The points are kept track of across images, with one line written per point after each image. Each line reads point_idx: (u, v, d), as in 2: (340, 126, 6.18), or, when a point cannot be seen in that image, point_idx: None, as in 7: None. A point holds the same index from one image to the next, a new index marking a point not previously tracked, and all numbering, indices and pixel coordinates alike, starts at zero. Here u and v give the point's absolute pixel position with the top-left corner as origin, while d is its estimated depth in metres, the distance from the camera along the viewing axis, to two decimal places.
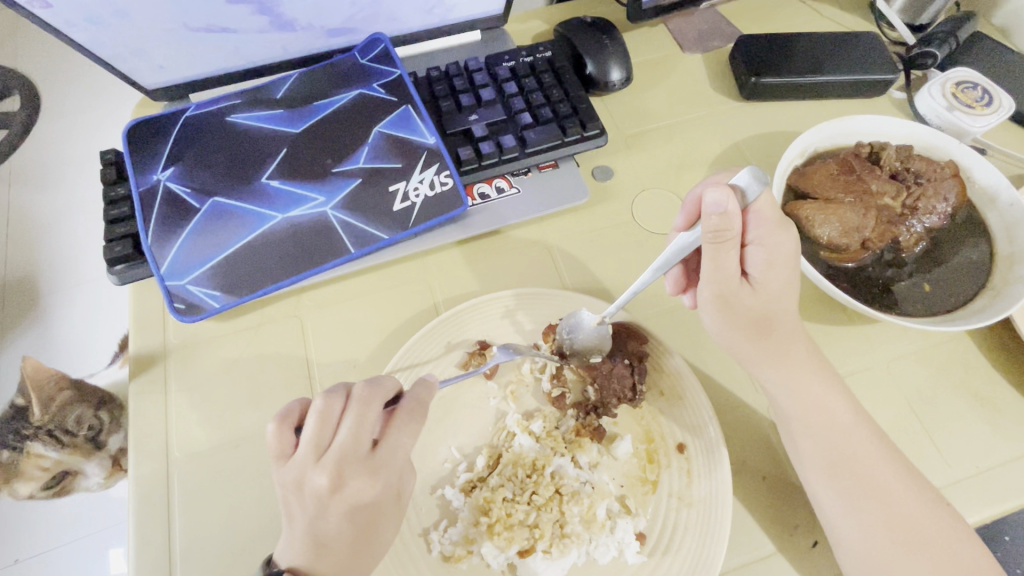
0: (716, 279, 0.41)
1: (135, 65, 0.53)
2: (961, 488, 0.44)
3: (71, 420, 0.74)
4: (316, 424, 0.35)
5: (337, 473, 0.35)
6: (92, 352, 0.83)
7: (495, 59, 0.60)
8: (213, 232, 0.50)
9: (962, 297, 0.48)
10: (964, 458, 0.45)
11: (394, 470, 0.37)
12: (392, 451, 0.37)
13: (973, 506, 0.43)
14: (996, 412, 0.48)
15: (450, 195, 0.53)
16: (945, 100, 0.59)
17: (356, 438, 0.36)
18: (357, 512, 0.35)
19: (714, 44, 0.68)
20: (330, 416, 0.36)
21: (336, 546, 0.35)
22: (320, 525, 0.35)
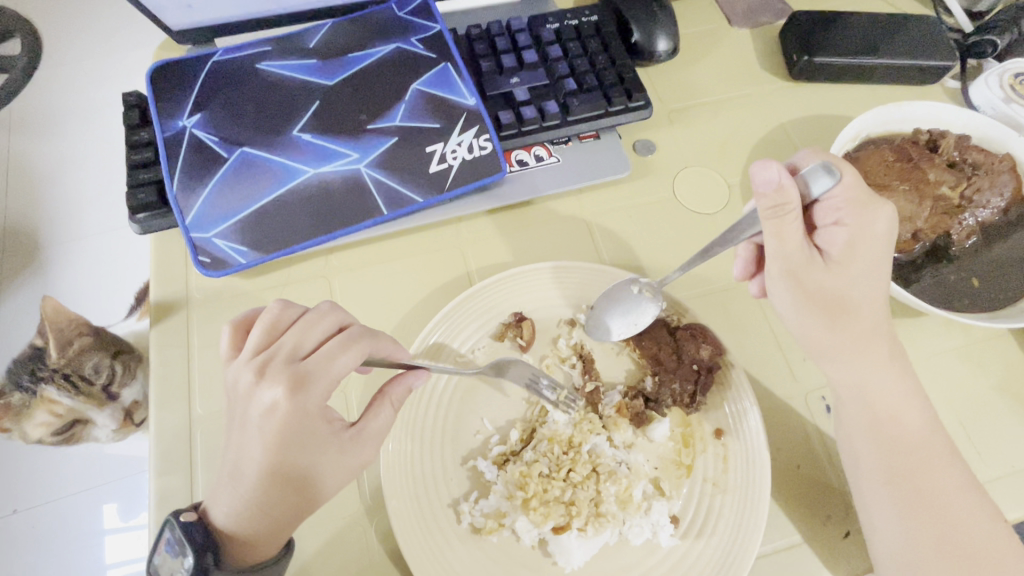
0: (789, 254, 0.39)
1: (163, 4, 0.50)
2: (997, 486, 0.44)
3: (88, 368, 0.73)
4: (263, 328, 0.35)
5: (262, 374, 0.33)
6: (107, 303, 0.82)
7: (539, 21, 0.58)
8: (242, 185, 0.48)
9: (1013, 295, 0.46)
10: (1002, 456, 0.45)
11: (318, 387, 0.33)
12: (319, 368, 0.33)
13: (1008, 504, 0.43)
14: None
15: (489, 159, 0.50)
16: (1002, 92, 0.57)
17: (291, 343, 0.34)
18: (273, 422, 0.32)
19: (763, 20, 0.65)
20: (277, 323, 0.35)
21: (252, 466, 0.33)
22: (244, 434, 0.33)
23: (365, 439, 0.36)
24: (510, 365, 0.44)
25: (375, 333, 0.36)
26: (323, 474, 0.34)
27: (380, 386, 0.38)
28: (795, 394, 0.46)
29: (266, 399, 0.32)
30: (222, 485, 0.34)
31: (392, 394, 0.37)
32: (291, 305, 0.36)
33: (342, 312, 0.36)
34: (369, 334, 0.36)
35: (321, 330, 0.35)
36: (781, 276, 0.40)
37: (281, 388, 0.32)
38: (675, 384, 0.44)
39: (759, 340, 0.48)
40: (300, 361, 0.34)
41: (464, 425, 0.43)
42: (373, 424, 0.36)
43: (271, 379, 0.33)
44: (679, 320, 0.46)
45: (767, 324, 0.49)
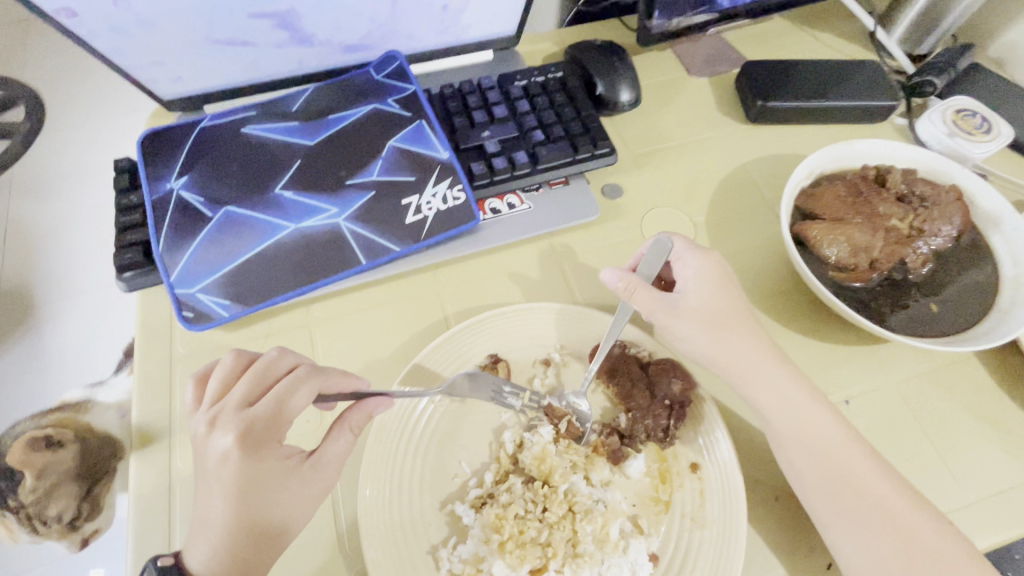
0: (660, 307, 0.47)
1: (152, 76, 0.53)
2: (975, 512, 0.44)
3: (54, 510, 0.69)
4: (216, 378, 0.36)
5: (215, 424, 0.34)
6: (99, 358, 0.83)
7: (508, 79, 0.62)
8: (225, 242, 0.50)
9: (971, 319, 0.48)
10: (977, 480, 0.45)
11: (270, 428, 0.34)
12: (271, 412, 0.34)
13: (990, 528, 0.43)
14: (1008, 434, 0.47)
15: (463, 208, 0.53)
16: (946, 127, 0.61)
17: (242, 391, 0.35)
18: (226, 468, 0.33)
19: (720, 69, 0.70)
20: (229, 373, 0.36)
21: (212, 516, 0.33)
22: (203, 485, 0.33)
23: (326, 469, 0.37)
24: (479, 376, 0.44)
25: (325, 369, 0.38)
26: (288, 509, 0.35)
27: (341, 414, 0.39)
28: None
29: (219, 447, 0.33)
30: (190, 539, 0.33)
31: (350, 421, 0.38)
32: (243, 353, 0.37)
33: (291, 353, 0.38)
34: (319, 373, 0.37)
35: (270, 374, 0.36)
36: (700, 323, 0.46)
37: (231, 435, 0.33)
38: (647, 417, 0.44)
39: None
40: (250, 407, 0.35)
41: (442, 469, 0.43)
42: (332, 451, 0.37)
43: (223, 428, 0.33)
44: (649, 356, 0.48)
45: None
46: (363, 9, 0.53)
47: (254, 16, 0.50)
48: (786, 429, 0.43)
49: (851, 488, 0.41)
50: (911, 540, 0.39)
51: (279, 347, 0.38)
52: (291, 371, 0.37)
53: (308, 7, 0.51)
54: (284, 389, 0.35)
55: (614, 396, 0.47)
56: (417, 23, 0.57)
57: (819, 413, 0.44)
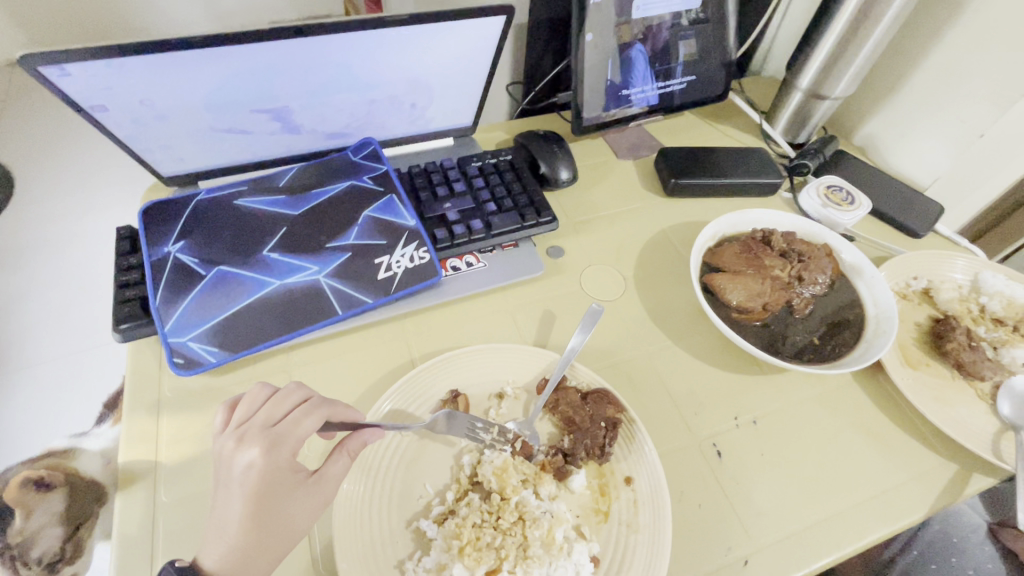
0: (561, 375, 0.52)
1: (160, 157, 0.62)
2: (861, 509, 0.52)
3: (36, 551, 0.77)
4: (244, 405, 0.43)
5: (242, 442, 0.40)
6: (75, 414, 0.89)
7: (465, 160, 0.73)
8: (217, 296, 0.57)
9: (845, 348, 0.59)
10: (860, 482, 0.54)
11: (288, 447, 0.41)
12: (291, 432, 0.41)
13: (874, 523, 0.51)
14: (884, 443, 0.57)
15: (427, 266, 0.62)
16: (819, 200, 0.76)
17: (266, 415, 0.42)
18: (250, 478, 0.39)
19: (642, 153, 0.85)
20: (255, 401, 0.43)
21: (232, 521, 0.38)
22: (224, 493, 0.39)
23: (327, 486, 0.43)
24: (454, 417, 0.51)
25: (333, 401, 0.45)
26: (295, 518, 0.41)
27: (339, 441, 0.45)
28: (692, 443, 0.55)
29: (244, 460, 0.39)
30: (204, 543, 0.38)
31: (348, 446, 0.45)
32: (266, 384, 0.44)
33: (305, 386, 0.45)
34: (328, 403, 0.44)
35: (289, 402, 0.43)
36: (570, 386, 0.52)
37: (257, 450, 0.39)
38: (586, 437, 0.52)
39: (657, 399, 0.57)
40: (272, 426, 0.41)
41: (409, 490, 0.49)
42: (332, 472, 0.44)
43: (249, 444, 0.40)
44: (586, 386, 0.56)
45: (664, 387, 0.58)
46: (347, 106, 0.65)
47: (255, 111, 0.60)
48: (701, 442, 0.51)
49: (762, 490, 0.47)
50: None
51: (296, 380, 0.45)
52: (305, 400, 0.44)
53: (301, 104, 0.61)
54: (302, 414, 0.42)
55: (558, 424, 0.54)
56: (388, 117, 0.69)
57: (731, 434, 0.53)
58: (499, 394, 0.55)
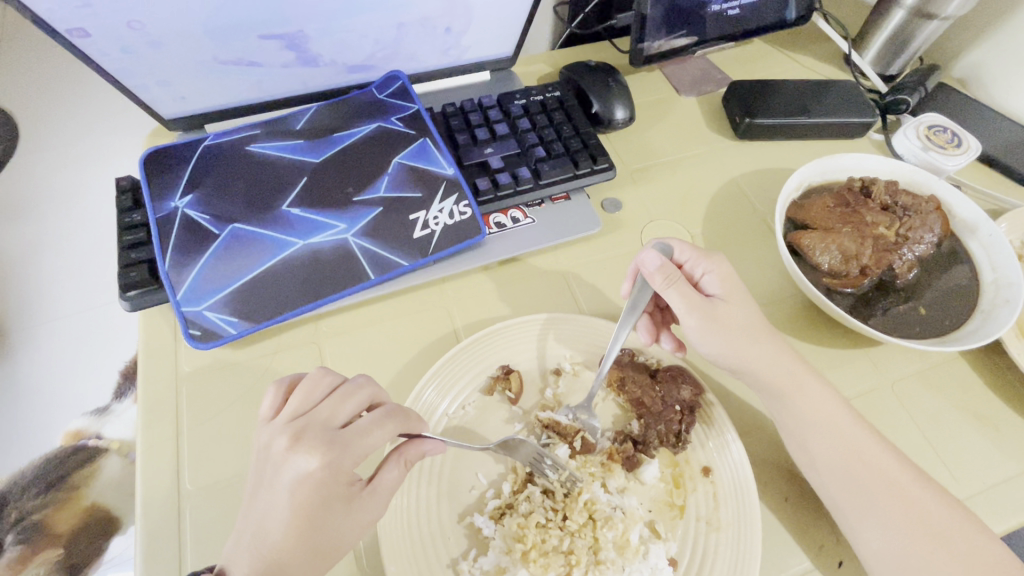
0: (694, 308, 0.45)
1: (159, 96, 0.53)
2: (976, 502, 0.46)
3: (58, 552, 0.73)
4: (302, 394, 0.37)
5: (298, 439, 0.34)
6: (91, 387, 0.84)
7: (507, 97, 0.63)
8: (233, 258, 0.50)
9: (956, 320, 0.51)
10: (972, 472, 0.47)
11: (350, 457, 0.34)
12: (354, 437, 0.35)
13: (990, 521, 0.45)
14: (996, 427, 0.50)
15: (469, 223, 0.54)
16: (920, 141, 0.65)
17: (328, 413, 0.36)
18: (302, 487, 0.33)
19: (707, 88, 0.73)
20: (315, 391, 0.37)
21: (274, 533, 0.33)
22: (269, 495, 0.33)
23: (381, 501, 0.37)
24: (520, 443, 0.43)
25: (406, 411, 0.39)
26: (341, 535, 0.35)
27: (396, 446, 0.39)
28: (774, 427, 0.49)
29: (300, 466, 0.33)
30: (232, 548, 0.33)
31: (407, 454, 0.38)
32: (331, 374, 0.38)
33: (375, 385, 0.39)
34: (400, 412, 0.38)
35: (353, 400, 0.37)
36: (701, 327, 0.45)
37: (317, 456, 0.33)
38: (659, 423, 0.45)
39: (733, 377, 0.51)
40: (333, 427, 0.35)
41: (459, 479, 0.43)
42: (385, 482, 0.37)
43: (307, 447, 0.34)
44: (657, 363, 0.49)
45: None
46: (372, 31, 0.54)
47: (264, 38, 0.50)
48: (802, 416, 0.44)
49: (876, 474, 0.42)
50: (924, 509, 0.41)
51: (366, 376, 0.39)
52: (374, 402, 0.38)
53: (318, 29, 0.51)
54: (370, 423, 0.36)
55: (625, 405, 0.48)
56: (419, 46, 0.59)
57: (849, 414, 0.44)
58: (555, 370, 0.49)
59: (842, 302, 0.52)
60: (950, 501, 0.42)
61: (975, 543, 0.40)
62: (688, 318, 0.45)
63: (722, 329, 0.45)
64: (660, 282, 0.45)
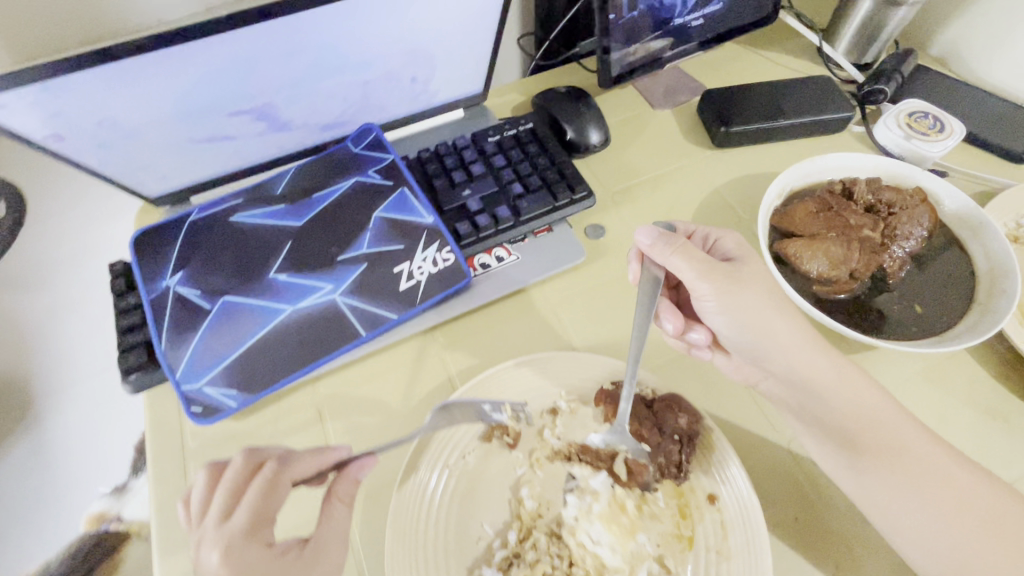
0: (704, 269, 0.46)
1: (141, 179, 0.54)
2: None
3: None
4: (195, 496, 0.37)
5: (202, 544, 0.34)
6: (111, 457, 0.87)
7: (481, 135, 0.64)
8: (226, 331, 0.51)
9: (954, 315, 0.50)
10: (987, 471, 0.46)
11: (254, 538, 0.35)
12: (250, 515, 0.35)
13: None
14: (1007, 420, 0.49)
15: (454, 269, 0.55)
16: (901, 131, 0.64)
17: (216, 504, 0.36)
18: None
19: (681, 99, 0.73)
20: (200, 487, 0.37)
21: None
22: None
23: (323, 549, 0.39)
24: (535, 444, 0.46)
25: (294, 455, 0.40)
26: None
27: (326, 489, 0.41)
28: (777, 445, 0.48)
29: (208, 567, 0.33)
30: None
31: (336, 492, 0.40)
32: (212, 465, 0.38)
33: (258, 451, 0.39)
34: (289, 460, 0.39)
35: (241, 482, 0.37)
36: (714, 289, 0.46)
37: (215, 553, 0.33)
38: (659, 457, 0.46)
39: (733, 396, 0.51)
40: (229, 520, 0.35)
41: (465, 532, 0.43)
42: (329, 532, 0.40)
43: (207, 548, 0.34)
44: (653, 394, 0.49)
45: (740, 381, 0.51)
46: (339, 92, 0.55)
47: (234, 114, 0.51)
48: None
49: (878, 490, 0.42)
50: (931, 520, 0.40)
51: (245, 449, 0.39)
52: (259, 467, 0.38)
53: (285, 99, 0.52)
54: (260, 491, 0.36)
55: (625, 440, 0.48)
56: (389, 97, 0.60)
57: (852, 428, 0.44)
58: (551, 410, 0.49)
59: (835, 309, 0.51)
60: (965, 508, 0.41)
61: (990, 549, 0.39)
62: (697, 279, 0.46)
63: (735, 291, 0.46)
64: (663, 248, 0.46)
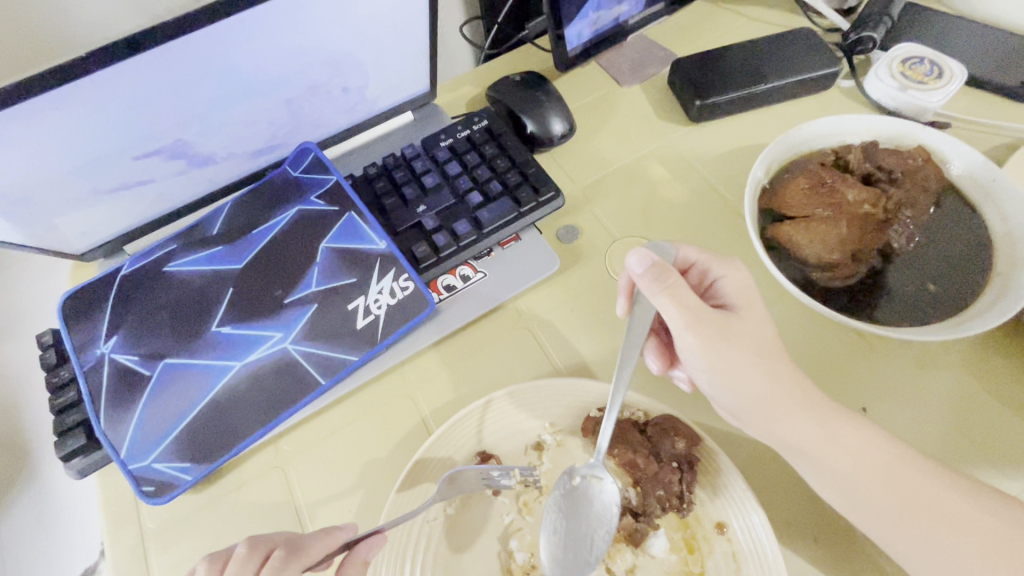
0: (692, 315, 0.39)
1: (57, 238, 0.49)
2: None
3: None
4: None
5: None
6: None
7: (431, 140, 0.58)
8: (170, 400, 0.46)
9: (972, 289, 0.45)
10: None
11: None
12: None
13: None
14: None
15: (414, 297, 0.50)
16: (895, 82, 0.57)
17: None
18: None
19: (650, 72, 0.66)
20: None
21: None
22: None
23: None
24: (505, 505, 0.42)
25: (302, 541, 0.36)
26: None
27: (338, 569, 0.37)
28: None
29: None
30: None
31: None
32: (213, 555, 0.35)
33: (261, 539, 0.35)
34: (296, 548, 0.35)
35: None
36: (707, 342, 0.39)
37: None
38: (658, 490, 0.41)
39: None
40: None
41: None
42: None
43: None
44: (645, 417, 0.44)
45: None
46: (256, 117, 0.50)
47: (141, 157, 0.46)
48: None
49: None
50: None
51: (246, 538, 0.35)
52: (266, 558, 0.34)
53: (196, 131, 0.47)
54: None
55: (620, 469, 0.43)
56: (321, 110, 0.54)
57: (877, 434, 0.38)
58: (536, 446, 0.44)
59: (841, 297, 0.46)
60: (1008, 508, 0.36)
61: None
62: (687, 333, 0.39)
63: (733, 354, 0.39)
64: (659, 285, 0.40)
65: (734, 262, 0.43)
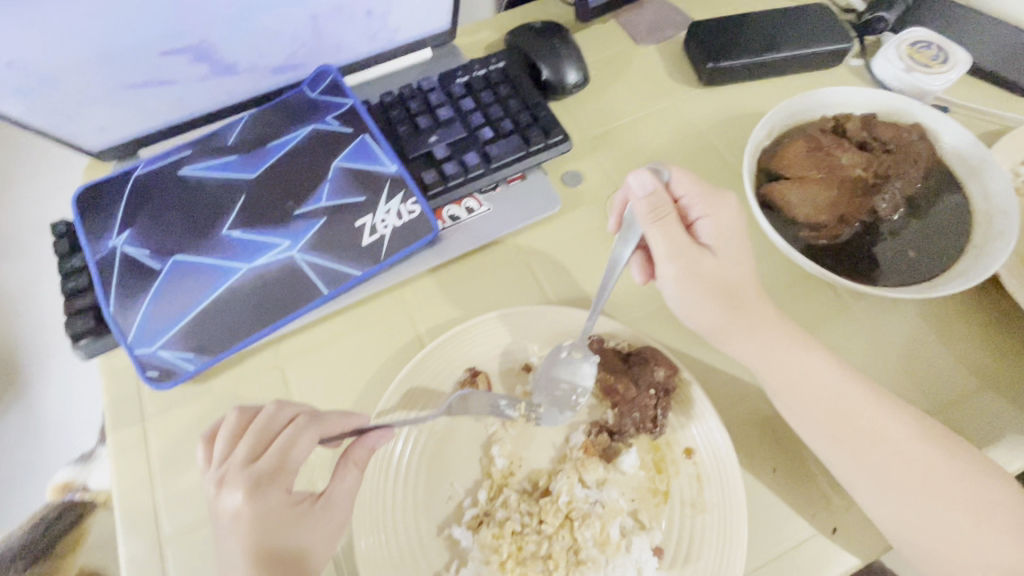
0: (676, 246, 0.43)
1: (76, 129, 0.50)
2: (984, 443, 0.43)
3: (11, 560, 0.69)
4: (224, 439, 0.37)
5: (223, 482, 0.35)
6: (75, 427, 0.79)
7: (448, 75, 0.59)
8: (177, 293, 0.48)
9: (948, 259, 0.47)
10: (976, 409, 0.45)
11: (275, 488, 0.35)
12: (271, 466, 0.36)
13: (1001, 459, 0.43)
14: (1005, 355, 0.47)
15: (420, 221, 0.51)
16: (902, 63, 0.59)
17: (246, 452, 0.36)
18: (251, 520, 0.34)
19: (667, 34, 0.67)
20: (229, 430, 0.37)
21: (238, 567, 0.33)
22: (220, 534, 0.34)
23: (338, 506, 0.37)
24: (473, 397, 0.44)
25: (325, 415, 0.39)
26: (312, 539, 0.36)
27: (345, 450, 0.39)
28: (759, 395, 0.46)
29: (230, 504, 0.34)
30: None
31: (354, 456, 0.38)
32: (245, 410, 0.38)
33: (290, 405, 0.39)
34: (318, 419, 0.38)
35: (273, 429, 0.37)
36: (676, 265, 0.44)
37: (240, 493, 0.34)
38: (634, 413, 0.44)
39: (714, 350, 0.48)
40: (253, 465, 0.36)
41: (434, 491, 0.42)
42: (341, 489, 0.38)
43: (231, 486, 0.35)
44: (628, 348, 0.47)
45: None
46: (281, 30, 0.51)
47: (167, 54, 0.47)
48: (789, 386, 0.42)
49: (865, 432, 0.40)
50: (913, 458, 0.39)
51: (279, 400, 0.39)
52: (292, 419, 0.38)
53: (222, 35, 0.48)
54: (284, 442, 0.36)
55: (600, 394, 0.46)
56: (344, 32, 0.55)
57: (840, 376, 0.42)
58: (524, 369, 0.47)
59: (825, 256, 0.49)
60: (950, 448, 0.40)
61: (972, 486, 0.38)
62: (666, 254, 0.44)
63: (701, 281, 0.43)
64: (647, 211, 0.44)
65: (721, 195, 0.45)
